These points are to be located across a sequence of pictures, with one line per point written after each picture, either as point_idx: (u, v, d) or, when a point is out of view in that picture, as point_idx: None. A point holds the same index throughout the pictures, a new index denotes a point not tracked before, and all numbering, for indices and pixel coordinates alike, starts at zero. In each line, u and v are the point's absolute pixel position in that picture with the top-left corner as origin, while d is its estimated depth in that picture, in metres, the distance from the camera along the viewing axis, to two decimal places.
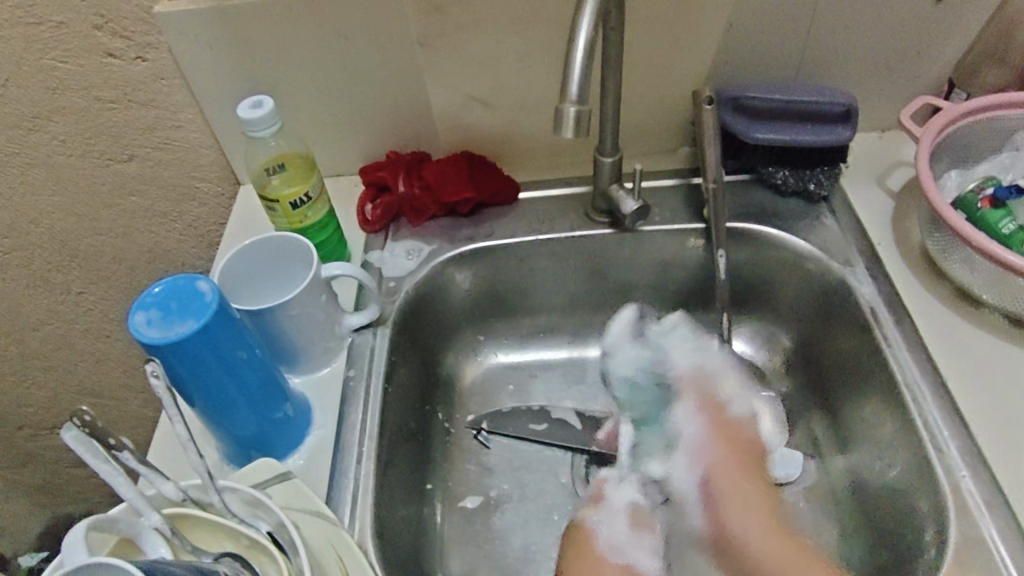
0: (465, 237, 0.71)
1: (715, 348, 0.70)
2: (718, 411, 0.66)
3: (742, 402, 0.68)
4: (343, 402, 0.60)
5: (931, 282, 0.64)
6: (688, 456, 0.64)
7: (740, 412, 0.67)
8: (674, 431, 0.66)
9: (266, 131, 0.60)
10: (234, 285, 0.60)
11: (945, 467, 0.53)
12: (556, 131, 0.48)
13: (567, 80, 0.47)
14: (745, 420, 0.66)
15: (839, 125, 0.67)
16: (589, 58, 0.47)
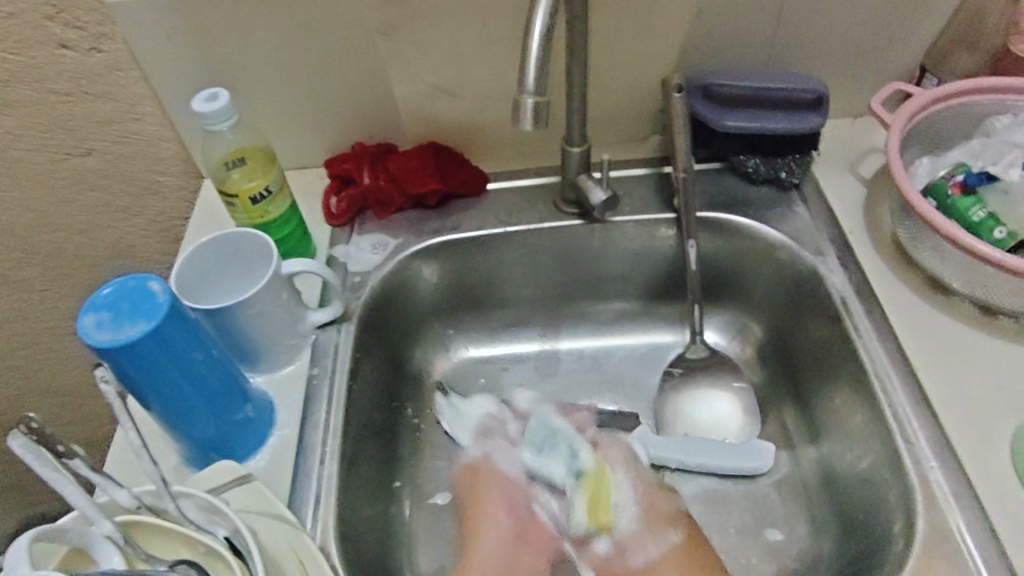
0: (432, 231, 0.70)
1: (579, 446, 0.66)
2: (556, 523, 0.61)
3: (628, 506, 0.62)
4: (306, 401, 0.59)
5: (901, 271, 0.64)
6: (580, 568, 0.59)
7: (623, 532, 0.61)
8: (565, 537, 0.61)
9: (225, 125, 0.58)
10: (192, 283, 0.58)
11: (913, 458, 0.53)
12: (515, 122, 0.47)
13: (524, 71, 0.46)
14: (648, 542, 0.60)
15: (810, 112, 0.66)
16: (547, 47, 0.46)
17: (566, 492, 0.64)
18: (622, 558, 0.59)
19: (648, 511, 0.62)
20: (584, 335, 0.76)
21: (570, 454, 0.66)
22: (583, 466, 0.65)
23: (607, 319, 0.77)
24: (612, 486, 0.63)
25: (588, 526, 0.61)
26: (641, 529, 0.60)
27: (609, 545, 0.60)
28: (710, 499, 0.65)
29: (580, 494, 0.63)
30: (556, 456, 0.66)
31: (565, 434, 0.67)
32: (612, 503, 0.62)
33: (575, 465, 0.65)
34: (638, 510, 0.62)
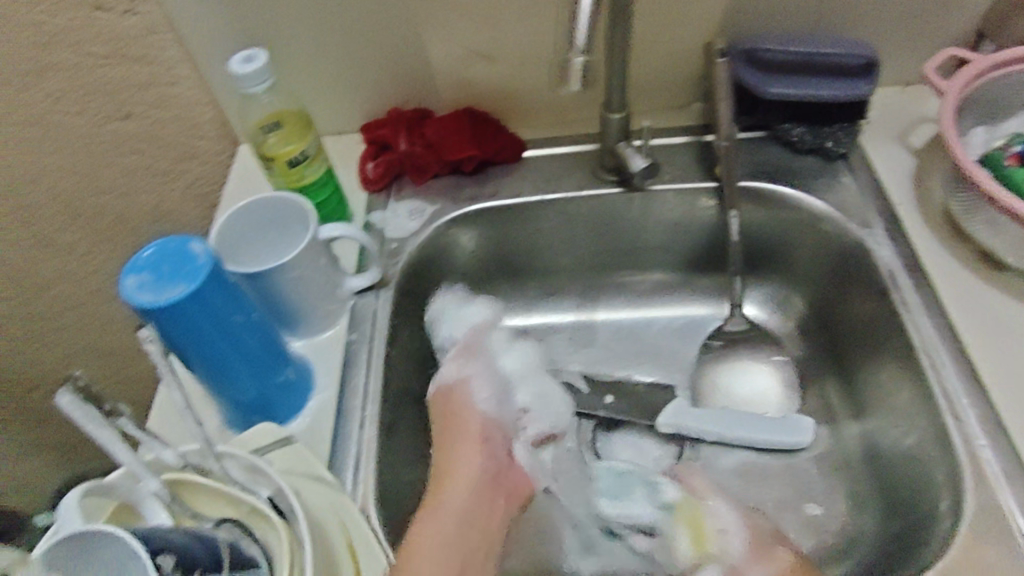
0: (469, 198, 0.69)
1: (659, 482, 0.62)
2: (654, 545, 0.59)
3: (733, 532, 0.56)
4: (345, 365, 0.59)
5: (953, 244, 0.62)
6: None
7: (733, 559, 0.55)
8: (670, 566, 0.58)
9: (259, 88, 0.58)
10: (246, 249, 0.59)
11: (962, 435, 0.51)
12: (561, 85, 0.47)
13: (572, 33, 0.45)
14: (756, 564, 0.53)
15: (858, 78, 0.64)
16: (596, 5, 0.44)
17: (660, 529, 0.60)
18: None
19: (752, 537, 0.55)
20: (620, 307, 0.76)
21: (648, 486, 0.62)
22: (669, 499, 0.61)
23: (645, 290, 0.76)
24: (710, 522, 0.58)
25: (693, 559, 0.57)
26: (747, 554, 0.54)
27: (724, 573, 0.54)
28: (748, 473, 0.65)
29: (677, 532, 0.59)
30: (635, 498, 0.62)
31: (640, 474, 0.63)
32: (712, 533, 0.57)
33: (659, 499, 0.61)
34: (745, 538, 0.56)
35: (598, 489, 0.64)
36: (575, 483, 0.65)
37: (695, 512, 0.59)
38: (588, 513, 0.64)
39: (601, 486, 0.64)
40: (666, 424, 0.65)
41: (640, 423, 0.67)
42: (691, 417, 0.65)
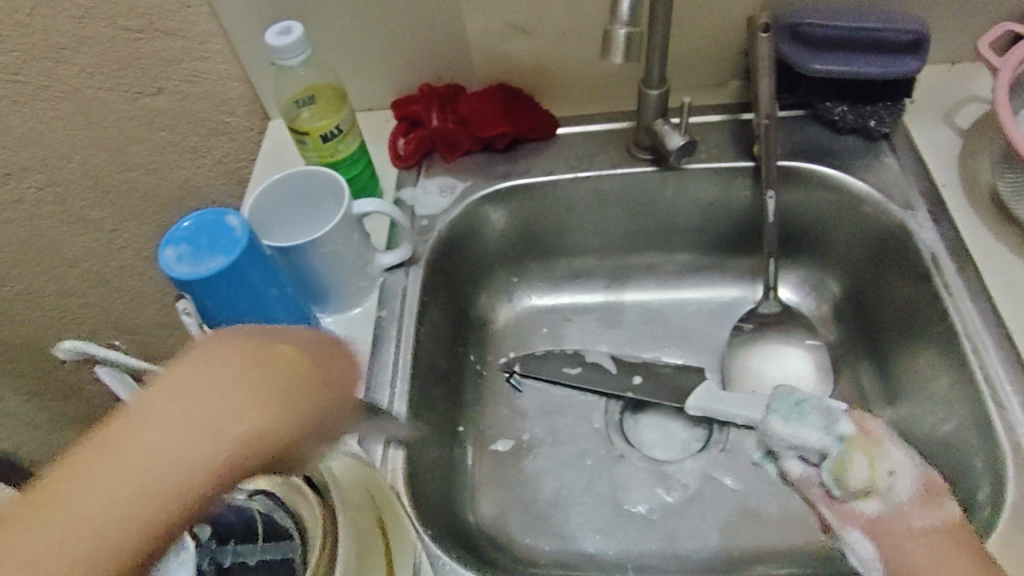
0: (500, 175, 0.69)
1: (837, 413, 0.51)
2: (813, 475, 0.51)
3: (906, 475, 0.48)
4: (375, 341, 0.59)
5: (999, 227, 0.60)
6: (842, 517, 0.48)
7: (896, 494, 0.47)
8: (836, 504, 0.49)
9: (296, 60, 0.57)
10: (278, 230, 0.59)
11: (1004, 423, 0.50)
12: (605, 55, 0.48)
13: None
14: (916, 508, 0.47)
15: (905, 55, 0.62)
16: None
17: (828, 460, 0.50)
18: (898, 525, 0.46)
19: (925, 485, 0.47)
20: (650, 288, 0.75)
21: (825, 414, 0.52)
22: (844, 432, 0.50)
23: (676, 271, 0.74)
24: (881, 458, 0.48)
25: (862, 489, 0.48)
26: (913, 499, 0.47)
27: (877, 505, 0.47)
28: None
29: (835, 462, 0.49)
30: (809, 425, 0.52)
31: (827, 404, 0.52)
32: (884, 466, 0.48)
33: (834, 429, 0.51)
34: (918, 484, 0.47)
35: (772, 409, 0.55)
36: (604, 463, 0.65)
37: (872, 446, 0.49)
38: (630, 496, 0.63)
39: (652, 466, 0.65)
40: (694, 407, 0.64)
41: (668, 404, 0.66)
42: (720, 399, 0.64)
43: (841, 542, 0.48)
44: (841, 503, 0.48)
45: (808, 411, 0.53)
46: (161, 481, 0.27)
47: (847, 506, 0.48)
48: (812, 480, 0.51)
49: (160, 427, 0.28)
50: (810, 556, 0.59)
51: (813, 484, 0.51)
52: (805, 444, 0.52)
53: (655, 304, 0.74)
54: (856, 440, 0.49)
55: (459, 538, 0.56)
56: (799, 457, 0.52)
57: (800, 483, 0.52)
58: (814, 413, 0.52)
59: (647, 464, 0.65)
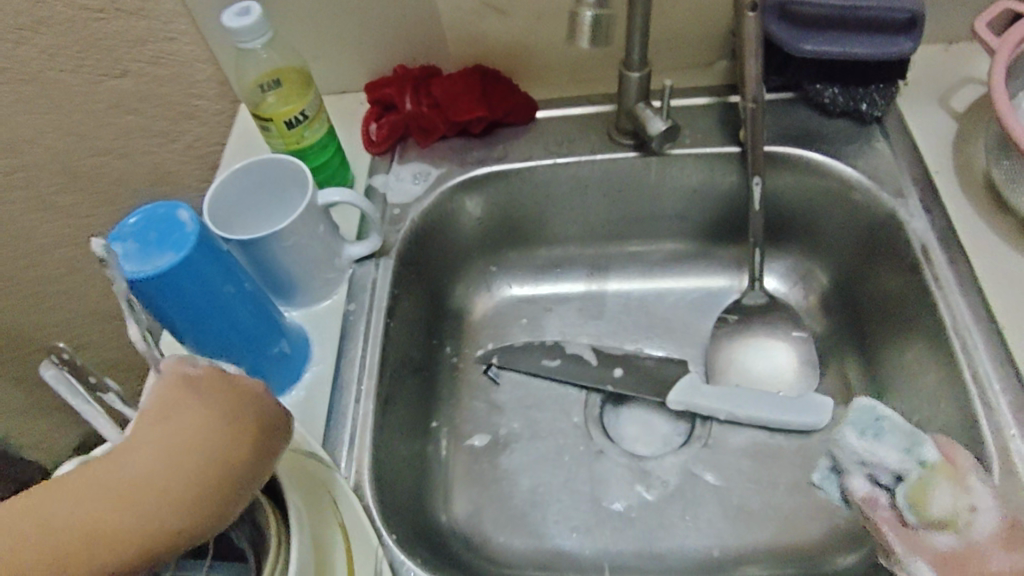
0: (476, 161, 0.66)
1: (922, 436, 0.48)
2: (879, 496, 0.48)
3: (988, 511, 0.45)
4: (343, 336, 0.57)
5: (994, 216, 0.57)
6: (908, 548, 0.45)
7: (974, 531, 0.45)
8: (903, 531, 0.46)
9: (257, 42, 0.55)
10: (244, 225, 0.57)
11: (992, 425, 0.48)
12: (572, 38, 0.47)
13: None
14: (992, 548, 0.44)
15: (899, 35, 0.59)
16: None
17: (908, 484, 0.47)
18: (974, 565, 0.44)
19: (1008, 527, 0.45)
20: (634, 277, 0.72)
21: (907, 436, 0.48)
22: (928, 459, 0.47)
23: (659, 260, 0.72)
24: (964, 492, 0.46)
25: (936, 519, 0.45)
26: (991, 539, 0.45)
27: (953, 540, 0.45)
28: (758, 453, 0.62)
29: (914, 488, 0.46)
30: (887, 444, 0.48)
31: (909, 426, 0.49)
32: (955, 495, 0.46)
33: (919, 454, 0.47)
34: (1000, 523, 0.45)
35: (849, 421, 0.50)
36: (582, 459, 0.63)
37: (958, 475, 0.46)
38: (609, 491, 0.62)
39: (632, 461, 0.63)
40: (675, 401, 0.63)
41: (650, 398, 0.64)
42: (700, 393, 0.62)
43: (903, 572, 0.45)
44: (912, 532, 0.46)
45: (888, 433, 0.49)
46: (126, 526, 0.25)
47: (921, 536, 0.46)
48: (878, 500, 0.48)
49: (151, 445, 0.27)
50: (790, 556, 0.57)
51: (879, 505, 0.48)
52: (878, 461, 0.48)
53: (636, 293, 0.72)
54: (941, 467, 0.46)
55: (431, 540, 0.54)
56: (862, 473, 0.49)
57: (863, 503, 0.49)
58: (893, 434, 0.49)
59: (625, 459, 0.63)
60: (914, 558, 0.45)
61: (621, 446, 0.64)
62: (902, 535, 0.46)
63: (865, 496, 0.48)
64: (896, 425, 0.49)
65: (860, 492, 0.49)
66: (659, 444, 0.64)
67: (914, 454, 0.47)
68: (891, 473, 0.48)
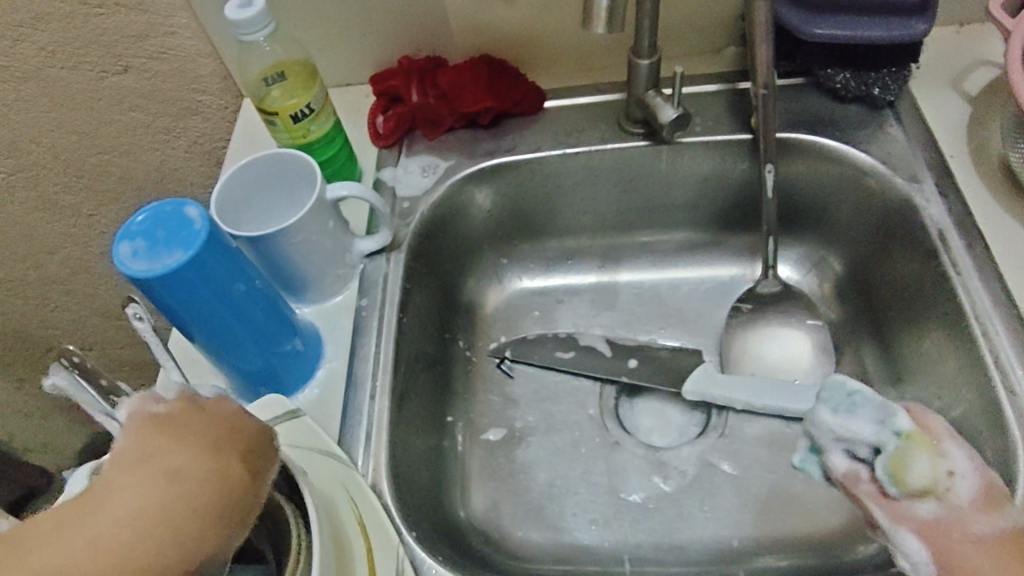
0: (485, 153, 0.65)
1: (894, 405, 0.45)
2: (861, 473, 0.45)
3: (966, 475, 0.43)
4: (355, 333, 0.56)
5: (1011, 200, 0.56)
6: (895, 520, 0.43)
7: (956, 498, 0.43)
8: (889, 504, 0.44)
9: (259, 35, 0.54)
10: (252, 219, 0.56)
11: (1015, 411, 0.48)
12: (586, 26, 0.46)
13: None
14: (977, 513, 0.42)
15: (912, 18, 0.58)
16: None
17: (885, 455, 0.44)
18: (958, 531, 0.42)
19: (987, 489, 0.43)
20: (646, 267, 0.72)
21: (879, 409, 0.45)
22: (903, 429, 0.44)
23: (670, 250, 0.71)
24: (942, 458, 0.44)
25: (918, 489, 0.43)
26: (974, 502, 0.43)
27: (936, 508, 0.43)
28: (775, 443, 0.62)
29: (893, 460, 0.44)
30: (861, 417, 0.45)
31: (881, 397, 0.46)
32: (940, 465, 0.43)
33: (892, 424, 0.44)
34: (979, 485, 0.43)
35: (821, 398, 0.47)
36: (598, 452, 0.63)
37: (933, 443, 0.44)
38: (627, 484, 0.61)
39: (649, 453, 0.63)
40: (691, 392, 0.62)
41: (667, 389, 0.64)
42: (716, 382, 0.62)
43: (890, 543, 0.44)
44: (894, 503, 0.44)
45: (861, 408, 0.45)
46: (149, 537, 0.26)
47: (911, 509, 0.43)
48: (861, 477, 0.45)
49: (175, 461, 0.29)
50: (809, 546, 0.57)
51: (860, 482, 0.45)
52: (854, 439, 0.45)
53: (646, 283, 0.71)
54: (920, 438, 0.44)
55: (450, 537, 0.54)
56: (839, 453, 0.46)
57: (843, 480, 0.46)
58: (867, 408, 0.45)
59: (641, 451, 0.63)
60: (900, 529, 0.43)
61: (637, 437, 0.63)
62: (889, 509, 0.44)
63: (843, 474, 0.46)
64: (870, 398, 0.46)
65: (839, 471, 0.46)
66: (676, 435, 0.63)
67: (890, 423, 0.44)
68: (869, 447, 0.45)
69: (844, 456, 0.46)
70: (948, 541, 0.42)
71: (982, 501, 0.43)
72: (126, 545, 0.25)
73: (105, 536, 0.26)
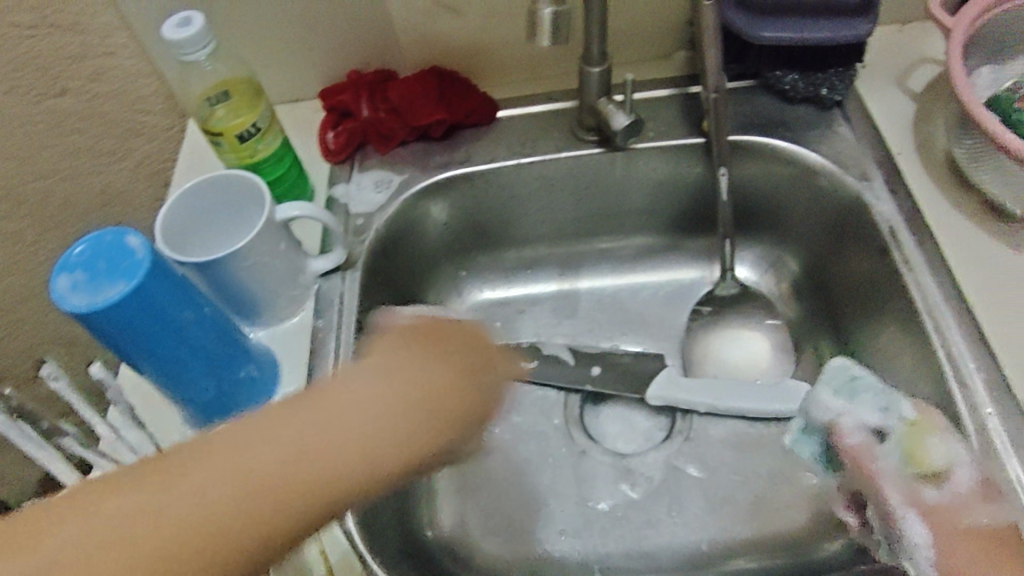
0: (439, 165, 0.65)
1: (899, 394, 0.45)
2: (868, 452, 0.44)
3: (970, 467, 0.43)
4: (311, 355, 0.55)
5: (957, 194, 0.57)
6: (905, 501, 0.42)
7: (959, 486, 0.42)
8: (900, 484, 0.42)
9: (201, 53, 0.52)
10: (201, 248, 0.55)
11: (969, 404, 0.49)
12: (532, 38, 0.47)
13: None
14: (977, 506, 0.42)
15: (855, 19, 0.59)
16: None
17: (897, 436, 0.43)
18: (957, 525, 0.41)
19: (984, 483, 0.43)
20: (606, 273, 0.72)
21: (885, 394, 0.45)
22: (908, 415, 0.44)
23: (629, 255, 0.71)
24: (948, 443, 0.43)
25: (928, 470, 0.42)
26: (974, 493, 0.42)
27: (941, 493, 0.42)
28: (740, 444, 0.62)
29: (906, 443, 0.43)
30: (868, 400, 0.45)
31: (884, 385, 0.46)
32: (948, 450, 0.43)
33: (900, 408, 0.44)
34: (979, 479, 0.43)
35: (823, 380, 0.47)
36: (564, 462, 0.63)
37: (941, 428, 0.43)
38: (594, 493, 0.61)
39: (616, 461, 0.62)
40: (654, 397, 0.63)
41: (629, 395, 0.64)
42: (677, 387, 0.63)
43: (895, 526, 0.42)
44: (904, 483, 0.42)
45: (873, 392, 0.45)
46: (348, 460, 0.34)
47: (920, 493, 0.42)
48: (868, 454, 0.44)
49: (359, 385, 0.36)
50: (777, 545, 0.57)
51: (869, 461, 0.44)
52: (863, 416, 0.45)
53: (606, 290, 0.71)
54: (928, 423, 0.44)
55: (416, 559, 0.53)
56: (845, 432, 0.45)
57: (849, 456, 0.44)
58: (876, 393, 0.45)
59: (607, 460, 0.62)
60: (914, 513, 0.41)
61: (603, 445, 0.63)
62: (902, 491, 0.42)
63: (852, 450, 0.44)
64: (876, 384, 0.46)
65: (849, 449, 0.44)
66: (641, 441, 0.63)
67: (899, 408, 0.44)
68: (880, 427, 0.44)
69: (852, 432, 0.44)
70: (954, 535, 0.41)
71: (983, 496, 0.42)
72: (323, 465, 0.33)
73: (285, 458, 0.32)
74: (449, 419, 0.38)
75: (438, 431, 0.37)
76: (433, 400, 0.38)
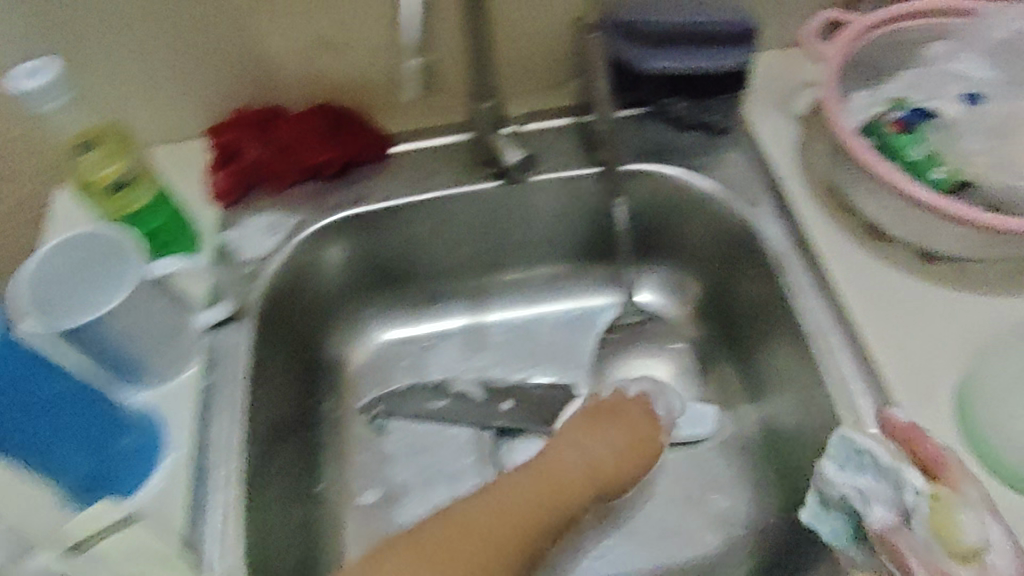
0: (335, 205, 0.62)
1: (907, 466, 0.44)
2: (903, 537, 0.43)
3: (1006, 550, 0.41)
4: (201, 416, 0.52)
5: (840, 217, 0.60)
6: None
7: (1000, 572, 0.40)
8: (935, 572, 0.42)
9: (60, 101, 0.50)
10: (80, 309, 0.50)
11: (857, 425, 0.50)
12: None
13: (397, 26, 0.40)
14: None
15: (735, 47, 0.61)
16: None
17: (920, 516, 0.43)
18: None
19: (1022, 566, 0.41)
20: (514, 305, 0.71)
21: (895, 470, 0.44)
22: (925, 489, 0.43)
23: (536, 284, 0.71)
24: (984, 523, 0.42)
25: (962, 556, 0.41)
26: None
27: None
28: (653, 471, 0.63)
29: (935, 521, 0.42)
30: (883, 478, 0.45)
31: (893, 457, 0.45)
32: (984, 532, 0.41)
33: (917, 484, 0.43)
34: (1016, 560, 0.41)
35: (829, 455, 0.47)
36: None
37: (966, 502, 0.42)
38: None
39: None
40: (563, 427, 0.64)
41: (538, 427, 0.64)
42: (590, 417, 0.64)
43: None
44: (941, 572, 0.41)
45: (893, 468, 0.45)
46: (564, 494, 0.54)
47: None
48: (897, 537, 0.43)
49: (604, 441, 0.57)
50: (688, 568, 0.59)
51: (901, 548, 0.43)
52: (880, 494, 0.45)
53: (514, 321, 0.71)
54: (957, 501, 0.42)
55: None
56: (869, 518, 0.44)
57: (881, 538, 0.44)
58: (894, 468, 0.44)
59: None
60: None
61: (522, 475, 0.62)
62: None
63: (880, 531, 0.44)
64: (889, 459, 0.45)
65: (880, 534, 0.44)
66: None
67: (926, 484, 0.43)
68: (906, 508, 0.43)
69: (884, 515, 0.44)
70: None
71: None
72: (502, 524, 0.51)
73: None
74: (640, 457, 0.58)
75: (642, 458, 0.58)
76: (616, 448, 0.58)
